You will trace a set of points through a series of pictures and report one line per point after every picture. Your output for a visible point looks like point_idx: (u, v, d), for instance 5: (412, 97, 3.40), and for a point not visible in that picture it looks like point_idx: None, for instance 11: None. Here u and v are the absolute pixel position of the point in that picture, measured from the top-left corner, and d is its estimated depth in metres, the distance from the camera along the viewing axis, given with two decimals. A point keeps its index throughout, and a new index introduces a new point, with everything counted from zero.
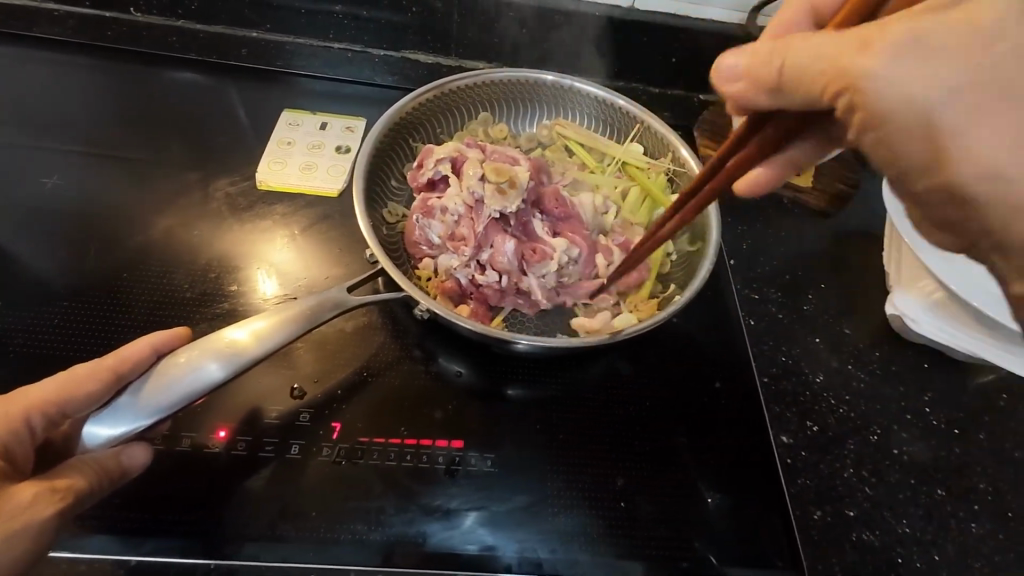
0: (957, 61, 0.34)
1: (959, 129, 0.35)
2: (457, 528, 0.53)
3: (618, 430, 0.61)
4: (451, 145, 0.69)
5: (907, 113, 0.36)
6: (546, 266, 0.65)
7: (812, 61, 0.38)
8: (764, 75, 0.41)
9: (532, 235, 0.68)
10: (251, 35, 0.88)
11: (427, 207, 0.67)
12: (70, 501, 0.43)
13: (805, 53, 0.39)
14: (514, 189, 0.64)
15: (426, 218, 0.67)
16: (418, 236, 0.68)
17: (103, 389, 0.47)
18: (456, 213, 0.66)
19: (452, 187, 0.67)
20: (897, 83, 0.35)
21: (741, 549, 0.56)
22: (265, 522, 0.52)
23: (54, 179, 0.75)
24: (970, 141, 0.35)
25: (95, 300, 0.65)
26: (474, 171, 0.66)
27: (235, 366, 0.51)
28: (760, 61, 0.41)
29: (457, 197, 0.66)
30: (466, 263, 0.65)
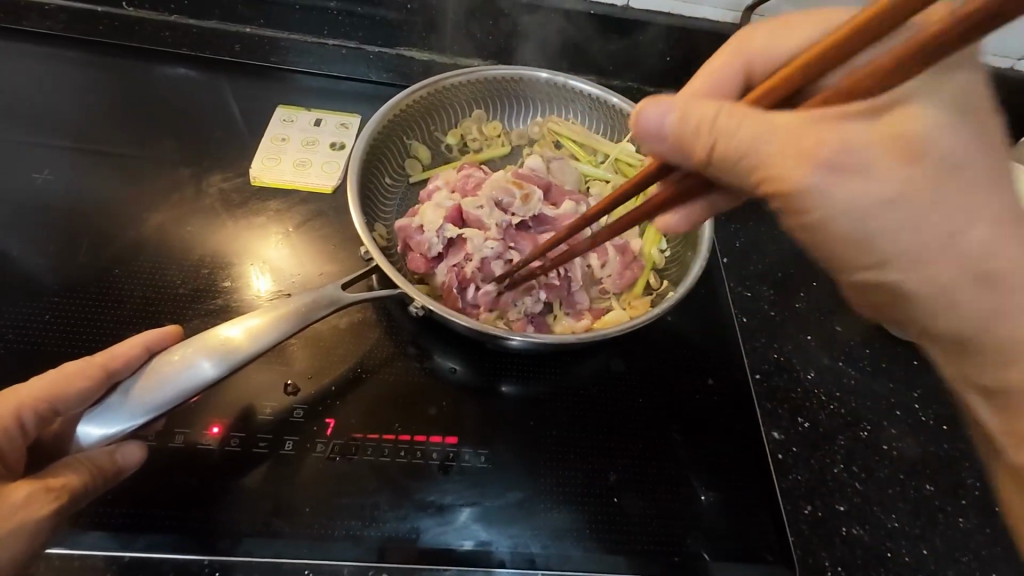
0: (949, 198, 0.34)
1: (908, 235, 0.35)
2: (451, 524, 0.54)
3: (612, 423, 0.62)
4: (431, 208, 0.67)
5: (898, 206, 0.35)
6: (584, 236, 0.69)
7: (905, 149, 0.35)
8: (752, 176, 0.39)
9: (547, 223, 0.70)
10: (244, 30, 0.88)
11: (468, 278, 0.65)
12: (65, 500, 0.43)
13: (843, 162, 0.35)
14: (527, 193, 0.68)
15: (469, 286, 0.65)
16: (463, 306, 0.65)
17: (93, 386, 0.47)
18: (493, 253, 0.66)
19: (473, 238, 0.65)
20: (863, 223, 0.36)
21: (734, 545, 0.57)
22: (259, 519, 0.52)
23: (44, 174, 0.74)
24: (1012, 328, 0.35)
25: (86, 294, 0.64)
26: (483, 206, 0.67)
27: (228, 364, 0.51)
28: (788, 162, 0.37)
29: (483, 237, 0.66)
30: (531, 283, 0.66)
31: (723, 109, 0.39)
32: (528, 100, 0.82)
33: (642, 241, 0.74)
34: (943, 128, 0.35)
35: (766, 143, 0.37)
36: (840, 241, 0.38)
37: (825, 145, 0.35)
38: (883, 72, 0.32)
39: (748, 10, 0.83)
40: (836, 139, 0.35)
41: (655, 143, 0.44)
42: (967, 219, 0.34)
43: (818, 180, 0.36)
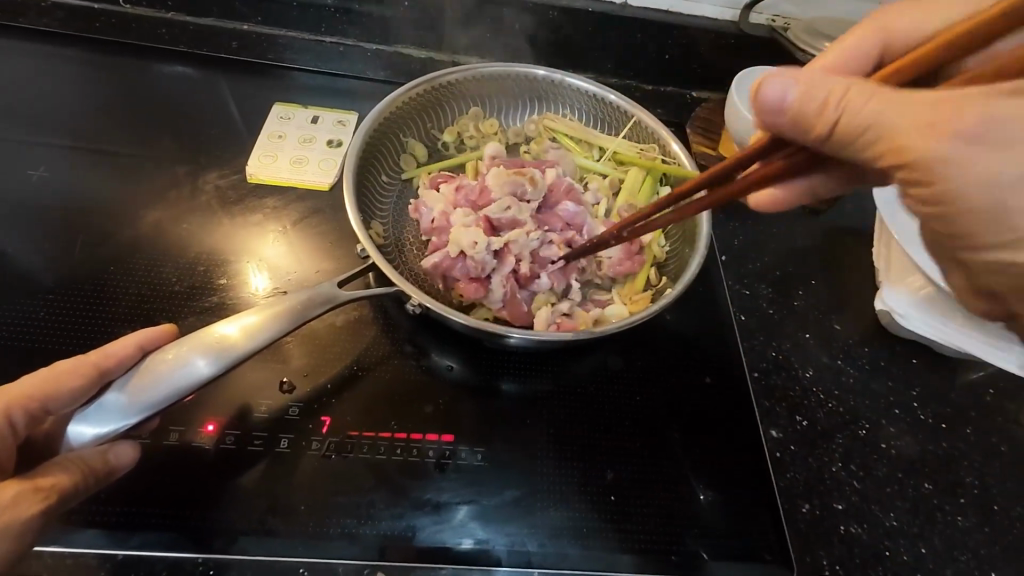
0: None
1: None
2: (447, 522, 0.53)
3: (609, 421, 0.61)
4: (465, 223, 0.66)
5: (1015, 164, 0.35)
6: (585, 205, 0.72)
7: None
8: (873, 150, 0.39)
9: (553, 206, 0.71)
10: (241, 28, 0.88)
11: (525, 278, 0.66)
12: (53, 500, 0.43)
13: (983, 137, 0.35)
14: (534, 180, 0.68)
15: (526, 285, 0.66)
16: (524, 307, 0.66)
17: (86, 385, 0.47)
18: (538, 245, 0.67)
19: (517, 241, 0.65)
20: (1002, 197, 0.37)
21: (730, 544, 0.56)
22: (254, 517, 0.52)
23: (40, 171, 0.74)
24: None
25: (81, 292, 0.64)
26: (511, 204, 0.67)
27: (223, 363, 0.50)
28: (913, 136, 0.37)
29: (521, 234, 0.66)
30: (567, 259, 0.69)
31: (837, 88, 0.39)
32: (525, 97, 0.82)
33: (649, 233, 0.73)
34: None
35: (888, 118, 0.38)
36: (973, 216, 0.38)
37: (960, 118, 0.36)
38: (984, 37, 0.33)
39: (744, 9, 0.85)
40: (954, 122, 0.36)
41: (774, 120, 0.42)
42: None
43: (956, 148, 0.36)
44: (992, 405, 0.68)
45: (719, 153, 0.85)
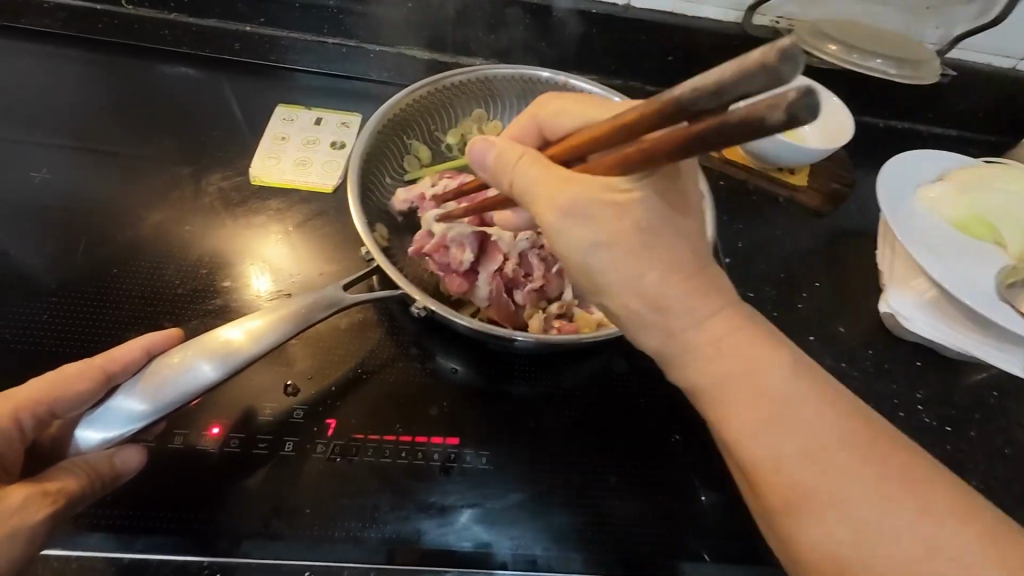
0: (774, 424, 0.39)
1: (739, 386, 0.40)
2: (452, 525, 0.53)
3: (614, 423, 0.61)
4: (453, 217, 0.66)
5: (628, 251, 0.41)
6: None
7: (690, 332, 0.42)
8: (534, 205, 0.45)
9: None
10: (244, 29, 0.87)
11: (512, 278, 0.65)
12: (62, 503, 0.43)
13: (572, 210, 0.42)
14: None
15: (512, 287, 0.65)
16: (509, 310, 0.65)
17: (93, 389, 0.47)
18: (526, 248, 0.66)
19: (504, 241, 0.65)
20: (586, 257, 0.43)
21: (734, 546, 0.56)
22: (259, 520, 0.52)
23: (43, 172, 0.74)
24: (781, 416, 0.39)
25: (85, 294, 0.64)
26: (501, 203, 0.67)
27: (229, 366, 0.50)
28: None
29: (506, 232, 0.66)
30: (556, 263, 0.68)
31: (521, 154, 0.46)
32: (529, 98, 0.82)
33: None
34: (665, 203, 0.41)
35: (533, 180, 0.45)
36: None
37: (616, 195, 0.41)
38: (645, 150, 0.38)
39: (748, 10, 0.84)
40: (653, 277, 0.42)
41: None
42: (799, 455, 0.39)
43: (559, 222, 0.43)
44: (996, 407, 0.68)
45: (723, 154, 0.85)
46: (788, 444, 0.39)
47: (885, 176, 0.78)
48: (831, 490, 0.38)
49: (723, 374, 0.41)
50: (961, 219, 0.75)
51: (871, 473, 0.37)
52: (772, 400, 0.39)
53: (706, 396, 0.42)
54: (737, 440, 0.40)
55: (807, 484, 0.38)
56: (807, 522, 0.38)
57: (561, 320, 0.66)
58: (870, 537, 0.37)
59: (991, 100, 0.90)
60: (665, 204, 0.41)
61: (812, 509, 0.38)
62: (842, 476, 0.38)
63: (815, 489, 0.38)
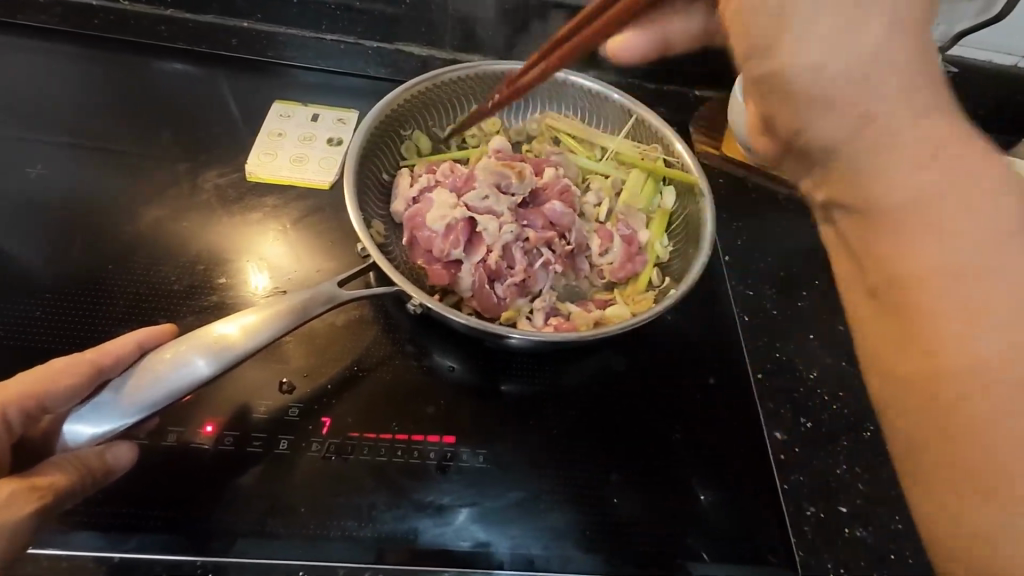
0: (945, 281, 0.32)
1: (924, 237, 0.32)
2: (447, 524, 0.53)
3: (613, 421, 0.61)
4: (441, 208, 0.66)
5: (887, 93, 0.31)
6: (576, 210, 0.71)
7: (884, 134, 0.32)
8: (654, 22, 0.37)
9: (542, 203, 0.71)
10: (241, 25, 0.87)
11: (495, 270, 0.64)
12: (50, 499, 0.42)
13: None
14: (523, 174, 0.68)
15: (496, 279, 0.65)
16: (494, 304, 0.64)
17: (83, 383, 0.46)
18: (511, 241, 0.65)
19: (489, 232, 0.65)
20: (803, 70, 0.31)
21: (733, 546, 0.56)
22: (253, 519, 0.51)
23: (38, 169, 0.73)
24: (960, 256, 0.32)
25: (79, 291, 0.63)
26: (487, 194, 0.66)
27: (222, 362, 0.50)
28: None
29: (490, 222, 0.65)
30: (540, 258, 0.66)
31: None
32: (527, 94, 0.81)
33: (650, 233, 0.74)
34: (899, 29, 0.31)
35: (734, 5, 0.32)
36: None
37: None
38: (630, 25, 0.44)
39: None
40: (913, 128, 0.32)
41: None
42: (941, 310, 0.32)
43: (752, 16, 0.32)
44: None
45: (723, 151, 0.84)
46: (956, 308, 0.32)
47: None
48: (985, 411, 0.31)
49: (874, 194, 0.33)
50: None
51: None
52: (982, 265, 0.31)
53: (882, 221, 0.33)
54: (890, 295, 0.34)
55: (961, 389, 0.32)
56: (942, 412, 0.32)
57: (558, 318, 0.66)
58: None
59: (990, 98, 0.90)
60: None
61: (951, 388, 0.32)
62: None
63: (973, 397, 0.32)
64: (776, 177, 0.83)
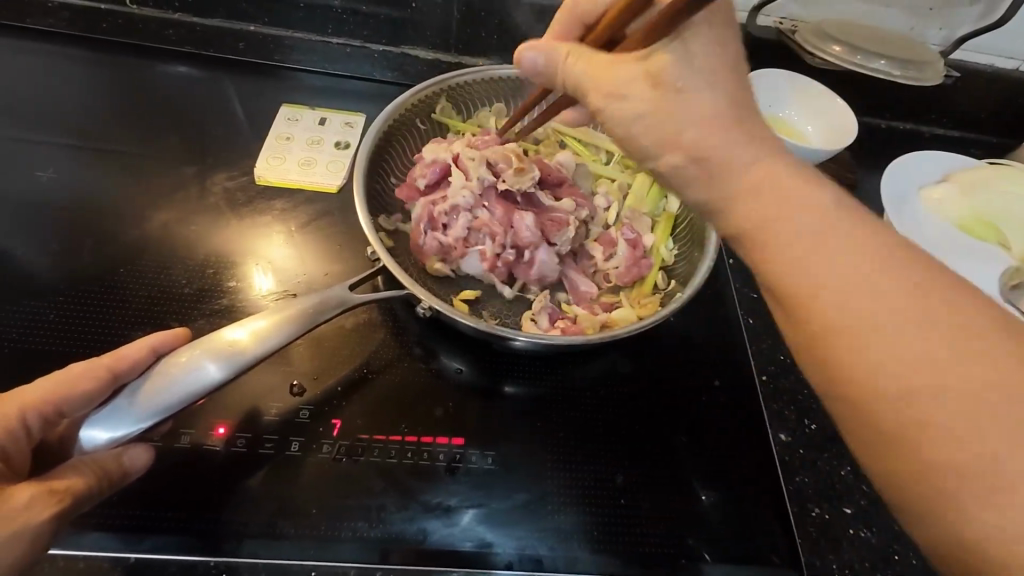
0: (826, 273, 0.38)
1: (785, 248, 0.39)
2: (456, 525, 0.53)
3: (619, 423, 0.62)
4: (434, 147, 0.70)
5: (720, 155, 0.42)
6: (564, 232, 0.67)
7: (737, 176, 0.41)
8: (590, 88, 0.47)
9: (537, 206, 0.70)
10: (248, 28, 0.88)
11: (435, 219, 0.67)
12: (68, 502, 0.42)
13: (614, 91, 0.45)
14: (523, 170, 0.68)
15: (432, 230, 0.67)
16: (420, 246, 0.67)
17: (100, 387, 0.47)
18: (465, 207, 0.67)
19: (456, 181, 0.67)
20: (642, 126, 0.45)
21: (738, 546, 0.57)
22: (265, 520, 0.52)
23: (48, 173, 0.74)
24: (817, 248, 0.38)
25: (90, 294, 0.64)
26: (476, 160, 0.68)
27: (234, 366, 0.50)
28: None
29: (463, 190, 0.67)
30: (479, 243, 0.67)
31: (567, 50, 0.49)
32: None
33: (654, 237, 0.74)
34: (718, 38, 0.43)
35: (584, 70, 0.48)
36: None
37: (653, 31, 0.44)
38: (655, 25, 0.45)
39: (754, 10, 0.84)
40: (743, 170, 0.41)
41: None
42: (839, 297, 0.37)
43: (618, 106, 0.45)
44: None
45: None
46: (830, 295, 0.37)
47: (887, 180, 0.79)
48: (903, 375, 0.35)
49: (750, 215, 0.41)
50: (964, 219, 0.77)
51: (933, 314, 0.36)
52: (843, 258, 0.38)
53: (753, 240, 0.41)
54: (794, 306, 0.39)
55: (859, 363, 0.36)
56: (852, 384, 0.37)
57: (565, 320, 0.66)
58: (922, 401, 0.35)
59: (993, 102, 0.90)
60: (718, 37, 0.43)
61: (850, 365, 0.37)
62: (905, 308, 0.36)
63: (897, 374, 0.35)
64: None
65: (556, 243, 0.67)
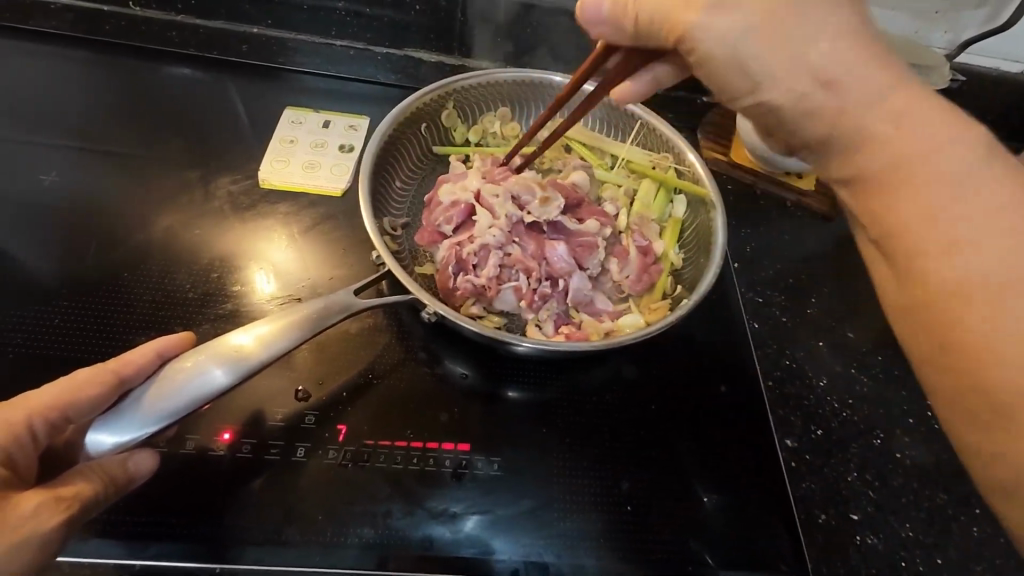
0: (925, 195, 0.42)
1: (914, 172, 0.42)
2: (463, 532, 0.53)
3: (625, 429, 0.61)
4: (453, 186, 0.69)
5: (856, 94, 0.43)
6: (596, 255, 0.68)
7: (865, 120, 0.43)
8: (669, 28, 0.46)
9: (564, 232, 0.69)
10: (252, 30, 0.87)
11: (464, 261, 0.65)
12: (75, 510, 0.42)
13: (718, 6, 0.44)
14: (549, 200, 0.67)
15: (463, 272, 0.65)
16: (450, 288, 0.65)
17: (106, 393, 0.47)
18: (495, 246, 0.65)
19: (483, 221, 0.66)
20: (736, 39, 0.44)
21: (744, 553, 0.56)
22: (271, 526, 0.52)
23: (52, 176, 0.73)
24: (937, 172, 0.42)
25: (95, 298, 0.64)
26: (500, 195, 0.67)
27: (241, 371, 0.50)
28: None
29: (491, 229, 0.65)
30: (512, 280, 0.65)
31: (611, 44, 0.51)
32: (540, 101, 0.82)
33: (663, 242, 0.74)
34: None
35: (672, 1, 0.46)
36: None
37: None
38: None
39: None
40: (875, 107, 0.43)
41: None
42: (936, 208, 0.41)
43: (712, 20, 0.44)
44: None
45: (730, 158, 0.84)
46: (938, 232, 0.41)
47: None
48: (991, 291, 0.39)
49: (868, 165, 0.44)
50: None
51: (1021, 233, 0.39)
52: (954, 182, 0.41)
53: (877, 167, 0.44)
54: (887, 237, 0.43)
55: (955, 287, 0.40)
56: (924, 313, 0.42)
57: (570, 327, 0.66)
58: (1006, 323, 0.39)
59: (996, 107, 0.90)
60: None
61: (948, 294, 0.40)
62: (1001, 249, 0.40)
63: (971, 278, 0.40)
64: (783, 183, 0.83)
65: (588, 268, 0.68)
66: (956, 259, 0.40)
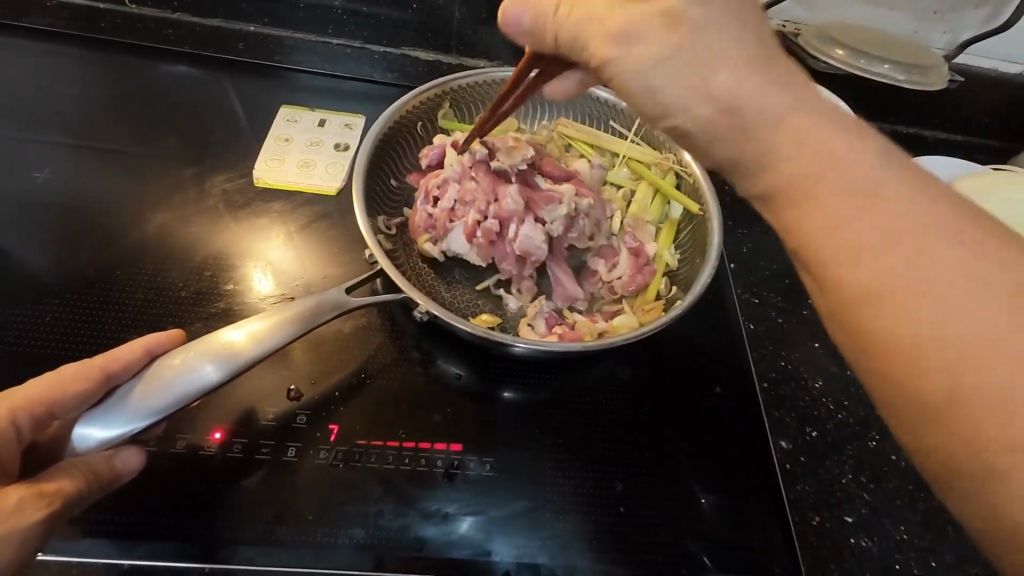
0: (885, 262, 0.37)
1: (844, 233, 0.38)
2: (454, 533, 0.53)
3: (619, 429, 0.61)
4: None
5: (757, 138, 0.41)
6: (554, 209, 0.66)
7: (786, 182, 0.40)
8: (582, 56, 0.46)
9: (534, 187, 0.69)
10: (248, 29, 0.87)
11: (429, 192, 0.69)
12: (58, 505, 0.42)
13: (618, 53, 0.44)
14: (516, 146, 0.68)
15: (426, 203, 0.69)
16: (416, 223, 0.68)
17: (93, 389, 0.46)
18: (453, 177, 0.68)
19: (450, 154, 0.69)
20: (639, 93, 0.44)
21: (737, 555, 0.56)
22: (261, 526, 0.51)
23: (45, 173, 0.73)
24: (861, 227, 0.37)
25: (88, 296, 0.64)
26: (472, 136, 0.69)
27: (231, 368, 0.50)
28: None
29: (454, 162, 0.69)
30: (464, 216, 0.67)
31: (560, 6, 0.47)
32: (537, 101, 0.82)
33: (657, 245, 0.74)
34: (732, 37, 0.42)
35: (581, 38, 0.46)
36: None
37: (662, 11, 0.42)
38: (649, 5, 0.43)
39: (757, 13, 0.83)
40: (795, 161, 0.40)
41: None
42: (886, 279, 0.36)
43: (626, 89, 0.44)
44: None
45: None
46: (879, 307, 0.36)
47: None
48: (954, 356, 0.35)
49: (808, 221, 0.39)
50: None
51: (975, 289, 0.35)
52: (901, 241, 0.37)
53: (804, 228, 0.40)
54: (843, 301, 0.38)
55: (911, 355, 0.36)
56: (902, 387, 0.36)
57: (563, 326, 0.66)
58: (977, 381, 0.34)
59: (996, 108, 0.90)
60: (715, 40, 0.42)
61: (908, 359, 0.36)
62: (941, 295, 0.35)
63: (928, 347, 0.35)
64: None
65: (545, 221, 0.66)
66: (917, 325, 0.35)
